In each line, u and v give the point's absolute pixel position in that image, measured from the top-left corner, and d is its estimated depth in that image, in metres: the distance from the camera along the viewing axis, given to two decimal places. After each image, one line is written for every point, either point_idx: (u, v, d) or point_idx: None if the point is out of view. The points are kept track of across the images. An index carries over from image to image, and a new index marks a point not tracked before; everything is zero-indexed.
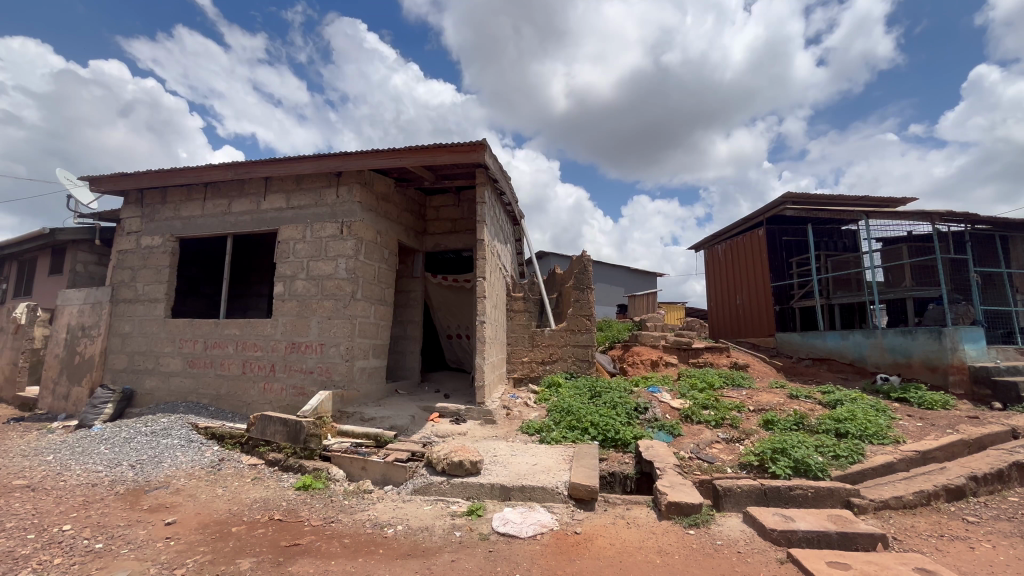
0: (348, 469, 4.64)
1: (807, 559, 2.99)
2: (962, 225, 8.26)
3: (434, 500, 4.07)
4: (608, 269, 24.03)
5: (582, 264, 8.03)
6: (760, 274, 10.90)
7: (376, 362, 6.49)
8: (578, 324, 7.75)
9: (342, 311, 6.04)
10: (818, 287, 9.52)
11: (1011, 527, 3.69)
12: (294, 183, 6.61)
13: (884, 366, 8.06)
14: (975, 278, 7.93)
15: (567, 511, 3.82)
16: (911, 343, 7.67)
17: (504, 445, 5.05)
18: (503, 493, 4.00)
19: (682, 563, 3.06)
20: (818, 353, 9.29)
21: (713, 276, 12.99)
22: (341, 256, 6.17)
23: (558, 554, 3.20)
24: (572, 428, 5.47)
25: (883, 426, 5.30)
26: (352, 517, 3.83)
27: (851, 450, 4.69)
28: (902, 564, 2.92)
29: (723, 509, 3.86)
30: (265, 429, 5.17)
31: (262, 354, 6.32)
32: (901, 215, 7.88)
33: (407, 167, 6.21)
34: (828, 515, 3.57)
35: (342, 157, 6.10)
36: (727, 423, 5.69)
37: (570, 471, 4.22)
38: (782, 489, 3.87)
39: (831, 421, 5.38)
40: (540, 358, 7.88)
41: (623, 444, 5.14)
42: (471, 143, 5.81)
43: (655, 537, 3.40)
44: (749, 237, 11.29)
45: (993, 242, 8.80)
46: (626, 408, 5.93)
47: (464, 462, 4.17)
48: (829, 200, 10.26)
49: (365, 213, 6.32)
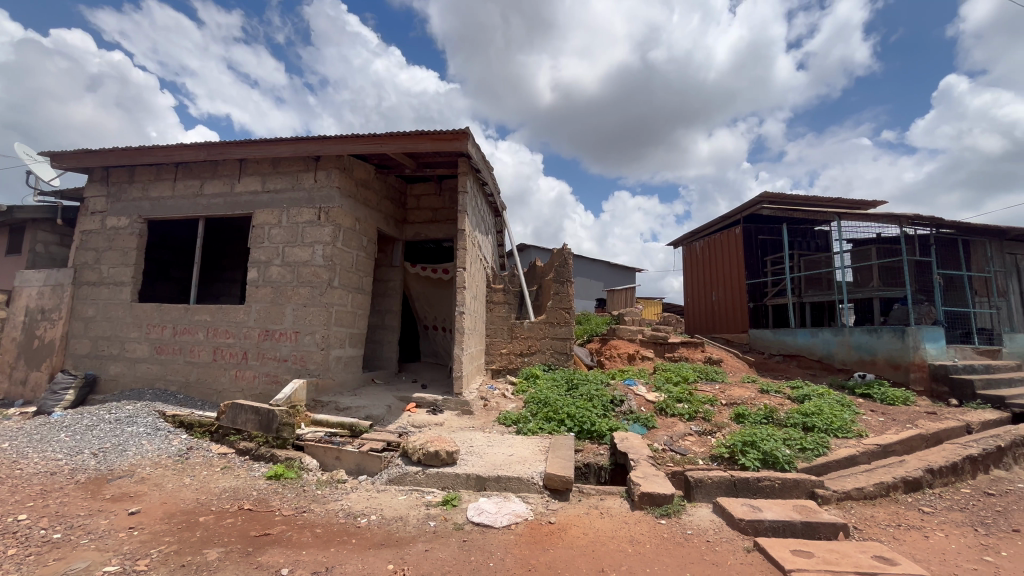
0: (322, 459, 4.57)
1: (772, 547, 3.08)
2: (928, 229, 8.55)
3: (409, 490, 4.06)
4: (589, 263, 24.19)
5: (563, 257, 8.05)
6: (736, 271, 11.10)
7: (353, 351, 6.41)
8: (557, 318, 7.78)
9: (317, 298, 5.93)
10: (790, 286, 9.76)
11: (963, 517, 3.87)
12: (271, 165, 6.43)
13: (850, 363, 8.33)
14: (937, 280, 8.24)
15: (541, 501, 3.85)
16: (876, 341, 7.95)
17: (480, 436, 5.06)
18: (478, 483, 4.01)
19: (653, 551, 3.12)
20: (788, 349, 9.54)
21: (691, 272, 13.20)
22: (318, 242, 6.05)
23: (531, 543, 3.23)
24: (549, 420, 5.50)
25: (847, 420, 5.49)
26: (325, 507, 3.78)
27: (817, 443, 4.85)
28: (862, 552, 3.03)
29: (694, 499, 3.95)
30: (237, 417, 5.05)
31: (235, 341, 6.16)
32: (871, 217, 8.12)
33: (388, 153, 6.11)
34: (793, 505, 3.69)
35: (321, 141, 5.96)
36: (700, 416, 5.82)
37: (546, 462, 4.26)
38: (750, 480, 3.98)
39: (799, 415, 5.56)
40: (518, 350, 7.89)
41: (598, 435, 5.20)
42: (454, 131, 5.74)
43: (628, 527, 3.46)
44: (726, 236, 11.50)
45: (955, 245, 9.19)
46: (603, 400, 6.01)
47: (440, 452, 4.14)
48: (804, 201, 10.50)
49: (343, 199, 6.19)
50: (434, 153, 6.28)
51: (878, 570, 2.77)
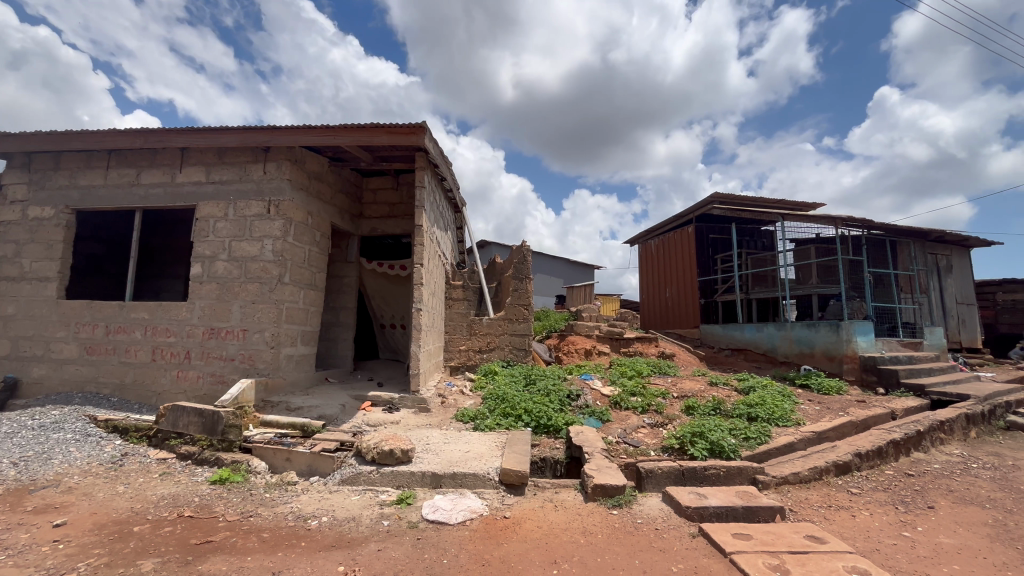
0: (271, 461, 4.42)
1: (715, 532, 3.22)
2: (861, 230, 9.17)
3: (363, 490, 3.98)
4: (549, 260, 24.42)
5: (522, 254, 8.08)
6: (688, 269, 11.52)
7: (305, 349, 6.20)
8: (516, 314, 7.81)
9: (267, 295, 5.70)
10: (738, 283, 10.22)
11: (886, 496, 4.19)
12: (215, 155, 6.12)
13: (792, 356, 8.82)
14: (869, 277, 8.85)
15: (497, 497, 3.88)
16: (814, 335, 8.46)
17: (437, 433, 5.02)
18: (434, 480, 3.99)
19: (604, 541, 3.20)
20: (736, 344, 9.98)
21: (646, 270, 13.58)
22: (267, 237, 5.81)
23: (486, 538, 3.25)
24: (506, 416, 5.54)
25: (787, 410, 5.82)
26: (273, 510, 3.65)
27: (760, 432, 5.12)
28: (796, 533, 3.22)
29: (645, 489, 4.08)
30: (177, 421, 4.78)
31: (176, 339, 5.83)
32: (811, 219, 8.62)
33: (342, 146, 5.94)
34: (736, 491, 3.88)
35: (271, 131, 5.72)
36: (653, 409, 6.01)
37: (502, 457, 4.29)
38: (698, 469, 4.16)
39: (744, 406, 5.84)
40: (477, 346, 7.89)
41: (555, 430, 5.28)
42: (411, 124, 5.64)
43: (580, 518, 3.54)
44: (680, 234, 11.90)
45: (884, 246, 9.90)
46: (560, 395, 6.10)
47: (395, 450, 4.09)
48: (752, 202, 11.01)
49: (295, 192, 5.97)
50: (390, 147, 6.16)
51: (810, 548, 2.96)
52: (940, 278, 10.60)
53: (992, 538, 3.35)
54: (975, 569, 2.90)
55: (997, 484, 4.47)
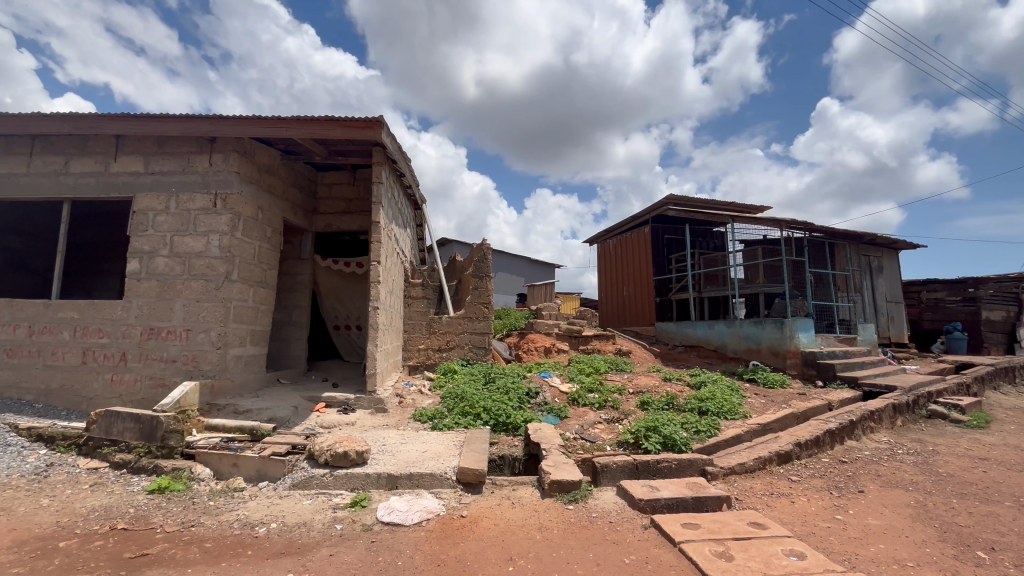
0: (216, 467, 4.21)
1: (666, 523, 3.33)
2: (803, 233, 9.70)
3: (315, 494, 3.86)
4: (510, 259, 24.49)
5: (482, 252, 8.06)
6: (645, 268, 11.84)
7: (255, 350, 5.94)
8: (476, 312, 7.78)
9: (213, 293, 5.43)
10: (692, 282, 10.58)
11: (822, 483, 4.47)
12: (155, 145, 5.76)
13: (741, 352, 9.25)
14: (810, 277, 9.38)
15: (454, 496, 3.85)
16: (761, 331, 8.88)
17: (394, 434, 4.93)
18: (389, 482, 3.92)
19: (559, 536, 3.24)
20: (689, 340, 10.34)
21: (605, 269, 13.86)
22: (213, 232, 5.52)
23: (442, 538, 3.22)
24: (465, 414, 5.51)
25: (735, 403, 6.09)
26: (217, 519, 3.48)
27: (710, 425, 5.33)
28: (741, 520, 3.38)
29: (601, 484, 4.17)
30: (111, 427, 4.47)
31: (110, 341, 5.45)
32: (758, 221, 9.05)
33: (295, 138, 5.73)
34: (687, 482, 4.02)
35: (217, 121, 5.44)
36: (609, 405, 6.15)
37: (460, 456, 4.26)
38: (651, 463, 4.29)
39: (695, 400, 6.07)
40: (436, 345, 7.81)
41: (514, 427, 5.31)
42: (367, 119, 5.51)
43: (537, 515, 3.57)
44: (636, 235, 12.21)
45: (824, 248, 10.53)
46: (519, 393, 6.13)
47: (349, 452, 3.99)
48: (704, 204, 11.43)
49: (244, 185, 5.71)
50: (346, 140, 5.98)
51: (752, 534, 3.11)
52: (873, 277, 11.38)
53: (913, 518, 3.62)
54: (898, 546, 3.14)
55: (918, 468, 4.85)
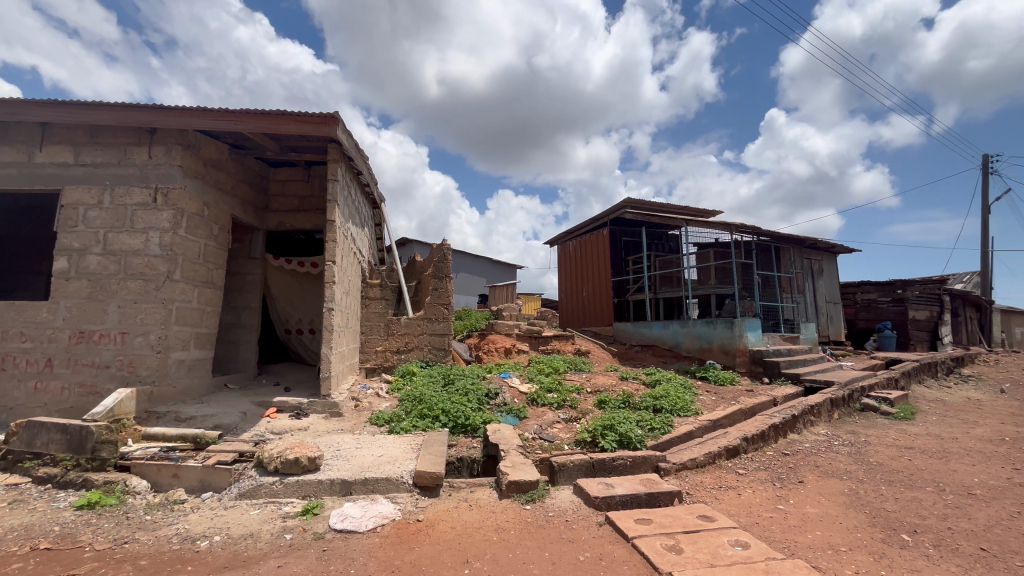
0: (154, 479, 3.96)
1: (620, 519, 3.40)
2: (751, 236, 10.17)
3: (263, 503, 3.70)
4: (472, 260, 24.42)
5: (442, 252, 7.98)
6: (603, 269, 12.07)
7: (199, 354, 5.63)
8: (435, 313, 7.70)
9: (152, 294, 5.11)
10: (648, 283, 10.88)
11: (766, 475, 4.70)
12: (88, 135, 5.37)
13: (693, 351, 9.60)
14: (758, 279, 9.84)
15: (410, 500, 3.79)
16: (712, 331, 9.25)
17: (348, 438, 4.81)
18: (343, 488, 3.81)
19: (516, 537, 3.25)
20: (645, 340, 10.62)
21: (565, 270, 14.03)
22: (153, 228, 5.20)
23: (397, 543, 3.16)
24: (423, 417, 5.43)
25: (688, 400, 6.31)
26: (154, 534, 3.27)
27: (663, 422, 5.50)
28: (691, 514, 3.50)
29: (558, 483, 4.21)
30: (34, 439, 4.13)
31: (34, 345, 5.03)
32: (710, 225, 9.42)
33: (245, 133, 5.49)
34: (641, 479, 4.13)
35: (158, 111, 5.13)
36: (568, 404, 6.23)
37: (417, 460, 4.20)
38: (606, 460, 4.38)
39: (650, 398, 6.24)
40: (395, 347, 7.66)
41: (472, 429, 5.29)
42: (323, 114, 5.34)
43: (494, 516, 3.56)
44: (595, 236, 12.43)
45: (770, 251, 11.08)
46: (478, 394, 6.11)
47: (300, 459, 3.85)
48: (660, 208, 11.79)
49: (187, 180, 5.40)
50: (300, 136, 5.79)
51: (701, 527, 3.22)
52: (814, 279, 12.07)
53: (847, 506, 3.86)
54: (833, 533, 3.34)
55: (852, 458, 5.19)
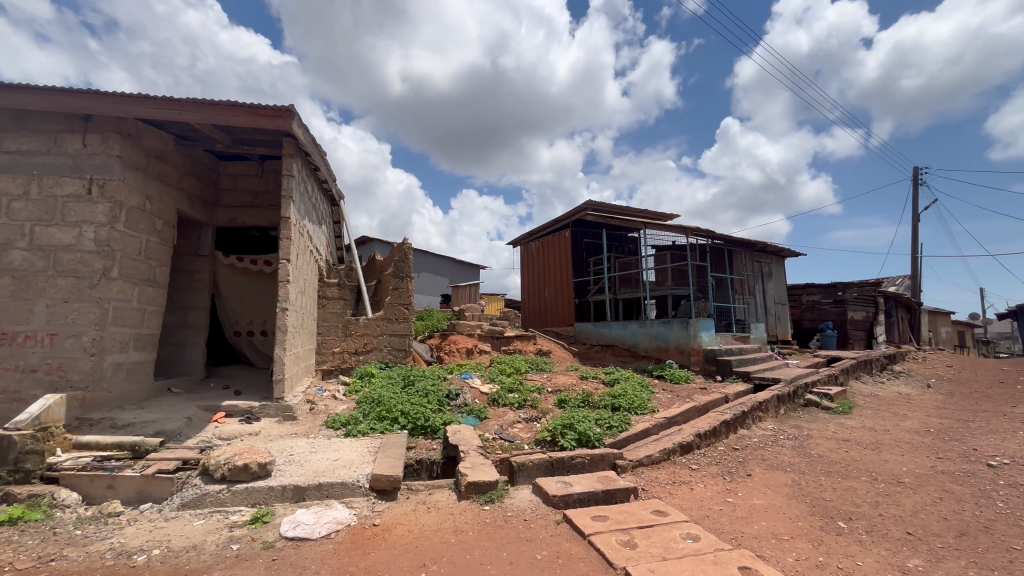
0: (86, 490, 3.70)
1: (577, 517, 3.45)
2: (706, 240, 10.55)
3: (209, 513, 3.52)
4: (435, 259, 24.17)
5: (403, 251, 7.86)
6: (565, 270, 12.21)
7: (139, 356, 5.29)
8: (395, 313, 7.56)
9: (85, 292, 4.77)
10: (608, 284, 11.09)
11: (717, 469, 4.89)
12: (13, 120, 4.96)
13: (651, 351, 9.87)
14: (712, 281, 10.22)
15: (366, 504, 3.71)
16: (669, 331, 9.53)
17: (302, 442, 4.65)
18: (296, 494, 3.68)
19: (474, 538, 3.24)
20: (605, 340, 10.82)
21: (527, 270, 14.10)
22: (88, 222, 4.86)
23: (351, 549, 3.08)
24: (381, 419, 5.33)
25: (645, 399, 6.48)
26: (85, 550, 3.06)
27: (621, 420, 5.63)
28: (646, 510, 3.59)
29: (517, 483, 4.23)
30: None
31: None
32: (667, 228, 9.71)
33: (192, 123, 5.21)
34: (598, 476, 4.20)
35: (95, 97, 4.81)
36: (528, 404, 6.26)
37: (374, 463, 4.11)
38: (565, 459, 4.43)
39: (608, 397, 6.37)
40: (353, 348, 7.47)
41: (432, 431, 5.23)
42: (277, 107, 5.14)
43: (453, 518, 3.54)
44: (558, 237, 12.55)
45: (723, 254, 11.53)
46: (438, 395, 6.05)
47: (250, 465, 3.70)
48: (620, 210, 12.05)
49: (126, 171, 5.08)
50: (253, 129, 5.56)
51: (654, 522, 3.31)
52: (764, 282, 12.66)
53: (790, 496, 4.07)
54: (776, 522, 3.51)
55: (796, 451, 5.47)
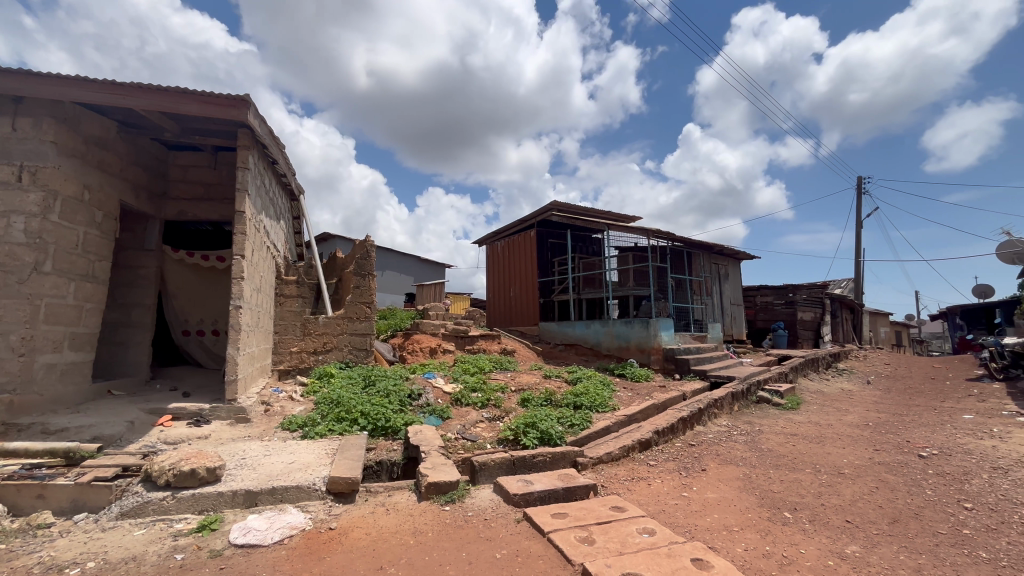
0: (12, 501, 3.43)
1: (537, 515, 3.47)
2: (667, 242, 10.85)
3: (151, 521, 3.34)
4: (400, 258, 23.79)
5: (365, 249, 7.69)
6: (530, 270, 12.27)
7: (76, 357, 4.96)
8: (357, 312, 7.39)
9: (14, 288, 4.43)
10: (572, 284, 11.22)
11: (674, 465, 5.03)
12: None
13: (613, 350, 10.05)
14: (671, 282, 10.52)
15: (323, 508, 3.61)
16: (630, 331, 9.73)
17: (256, 445, 4.47)
18: (247, 499, 3.54)
19: (433, 539, 3.21)
20: (569, 339, 10.95)
21: (493, 269, 14.09)
22: (17, 212, 4.51)
23: (305, 555, 2.99)
24: (340, 420, 5.20)
25: (606, 397, 6.60)
26: (9, 565, 2.83)
27: (582, 418, 5.71)
28: (605, 506, 3.65)
29: (478, 482, 4.21)
30: None
31: None
32: (630, 230, 9.92)
33: (138, 110, 4.93)
34: (559, 474, 4.24)
35: (26, 78, 4.47)
36: (491, 403, 6.26)
37: (331, 465, 4.00)
38: (527, 457, 4.46)
39: (571, 396, 6.45)
40: (312, 347, 7.25)
41: (393, 431, 5.14)
42: (231, 96, 4.92)
43: (412, 519, 3.49)
44: (523, 237, 12.60)
45: (683, 256, 11.88)
46: (400, 395, 5.95)
47: (197, 470, 3.52)
48: (584, 212, 12.22)
49: (63, 159, 4.74)
50: (205, 119, 5.31)
51: (612, 518, 3.38)
52: (720, 283, 13.12)
53: (741, 489, 4.24)
54: (728, 515, 3.64)
55: (748, 446, 5.70)
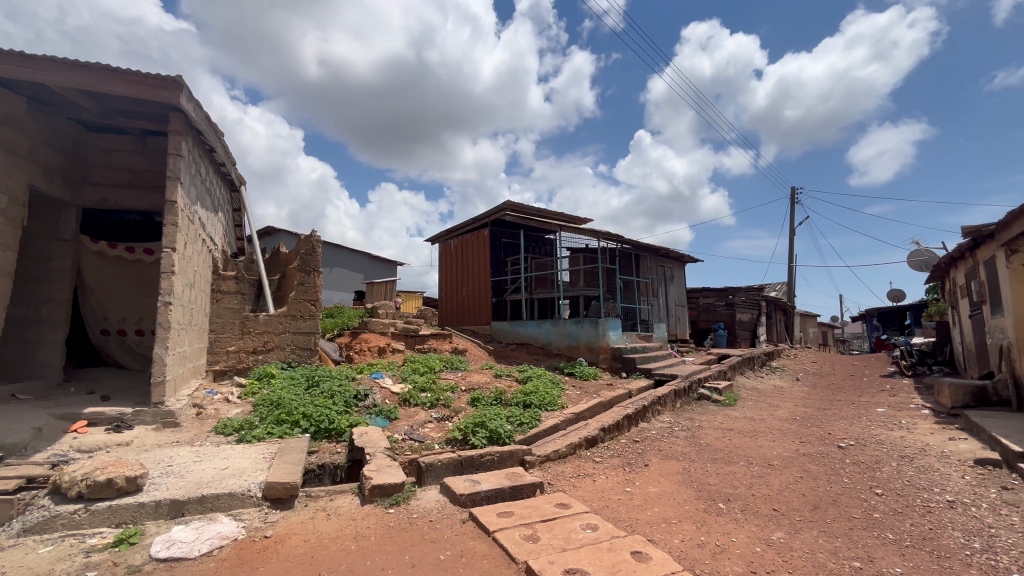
0: None
1: (483, 514, 3.46)
2: (616, 244, 11.14)
3: (60, 538, 3.04)
4: (349, 254, 23.04)
5: (310, 244, 7.38)
6: (483, 269, 12.23)
7: None
8: (301, 310, 7.08)
9: None
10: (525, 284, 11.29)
11: (619, 461, 5.18)
12: None
13: (564, 349, 10.22)
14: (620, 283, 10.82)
15: (258, 515, 3.43)
16: (580, 330, 9.92)
17: (184, 451, 4.18)
18: (173, 509, 3.30)
19: (376, 543, 3.12)
20: (521, 339, 11.03)
21: (446, 268, 13.93)
22: None
23: (236, 566, 2.83)
24: (279, 423, 4.96)
25: (555, 395, 6.69)
26: None
27: (531, 417, 5.76)
28: (550, 503, 3.69)
29: (424, 484, 4.14)
30: None
31: None
32: (581, 231, 10.10)
33: (52, 86, 4.50)
34: (506, 473, 4.25)
35: None
36: (441, 403, 6.18)
37: (268, 470, 3.81)
38: (474, 457, 4.44)
39: (520, 394, 6.49)
40: (251, 347, 6.88)
41: (337, 433, 4.96)
42: (163, 78, 4.57)
43: (354, 523, 3.38)
44: (476, 236, 12.54)
45: (631, 258, 12.25)
46: (345, 396, 5.76)
47: (114, 480, 3.26)
48: (538, 212, 12.32)
49: None
50: (131, 99, 4.91)
51: (557, 514, 3.42)
52: (666, 285, 13.64)
53: (680, 482, 4.42)
54: (667, 507, 3.79)
55: (688, 441, 5.96)
